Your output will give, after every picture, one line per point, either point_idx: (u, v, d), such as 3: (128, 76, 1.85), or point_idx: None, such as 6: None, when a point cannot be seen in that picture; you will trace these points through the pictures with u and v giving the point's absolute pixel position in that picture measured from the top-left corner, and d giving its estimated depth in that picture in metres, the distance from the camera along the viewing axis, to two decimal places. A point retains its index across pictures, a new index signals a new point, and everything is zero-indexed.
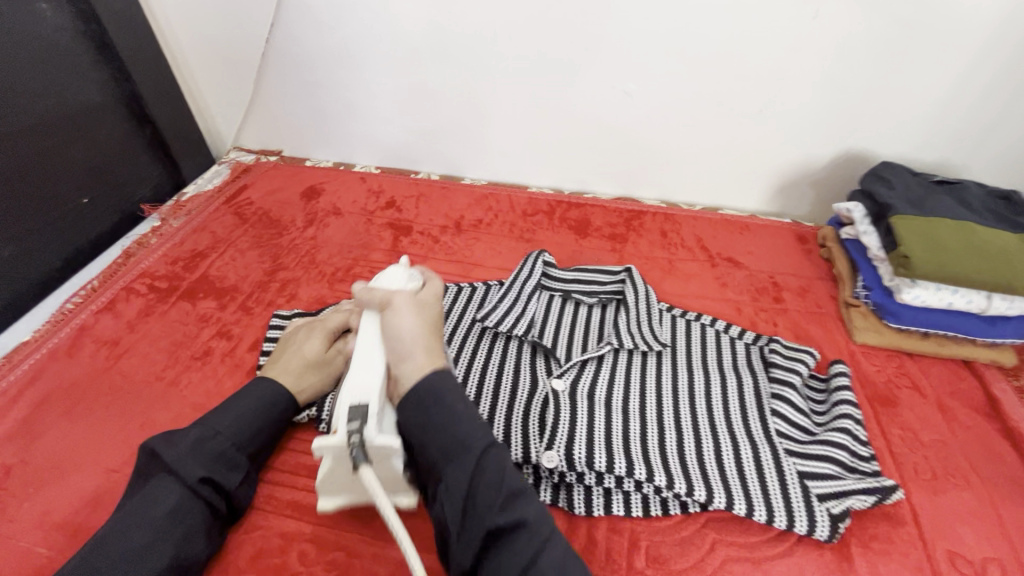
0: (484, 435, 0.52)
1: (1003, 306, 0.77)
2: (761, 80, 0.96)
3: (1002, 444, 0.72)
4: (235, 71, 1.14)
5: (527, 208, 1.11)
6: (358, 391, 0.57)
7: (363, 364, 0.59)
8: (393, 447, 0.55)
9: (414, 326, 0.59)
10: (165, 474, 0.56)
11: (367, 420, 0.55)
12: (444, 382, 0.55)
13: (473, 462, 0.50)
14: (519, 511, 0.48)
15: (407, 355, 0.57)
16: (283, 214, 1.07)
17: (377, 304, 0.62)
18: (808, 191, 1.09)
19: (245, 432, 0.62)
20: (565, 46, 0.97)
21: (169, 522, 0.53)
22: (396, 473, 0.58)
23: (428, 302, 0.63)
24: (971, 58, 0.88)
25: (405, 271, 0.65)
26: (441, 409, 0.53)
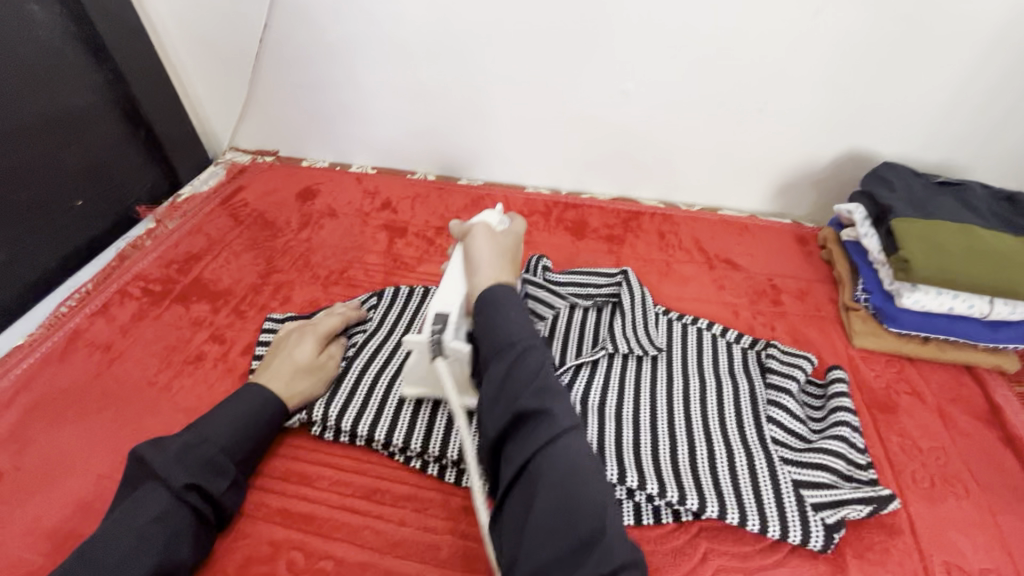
0: (553, 412, 0.48)
1: (1004, 311, 0.75)
2: (761, 78, 0.94)
3: (1003, 452, 0.71)
4: (230, 72, 1.14)
5: (524, 209, 1.10)
6: (443, 299, 0.64)
7: (448, 278, 0.66)
8: (464, 349, 0.61)
9: (488, 249, 0.65)
10: (150, 482, 0.56)
11: (447, 325, 0.62)
12: (507, 297, 0.58)
13: (539, 437, 0.47)
14: (586, 495, 0.44)
15: (478, 266, 0.63)
16: (278, 215, 1.06)
17: (463, 234, 0.70)
18: (809, 191, 1.08)
19: (233, 438, 0.62)
20: (561, 46, 0.96)
21: (156, 531, 0.53)
22: (467, 376, 0.64)
23: (509, 236, 0.70)
24: (977, 56, 0.86)
25: (498, 214, 0.74)
26: (510, 376, 0.51)
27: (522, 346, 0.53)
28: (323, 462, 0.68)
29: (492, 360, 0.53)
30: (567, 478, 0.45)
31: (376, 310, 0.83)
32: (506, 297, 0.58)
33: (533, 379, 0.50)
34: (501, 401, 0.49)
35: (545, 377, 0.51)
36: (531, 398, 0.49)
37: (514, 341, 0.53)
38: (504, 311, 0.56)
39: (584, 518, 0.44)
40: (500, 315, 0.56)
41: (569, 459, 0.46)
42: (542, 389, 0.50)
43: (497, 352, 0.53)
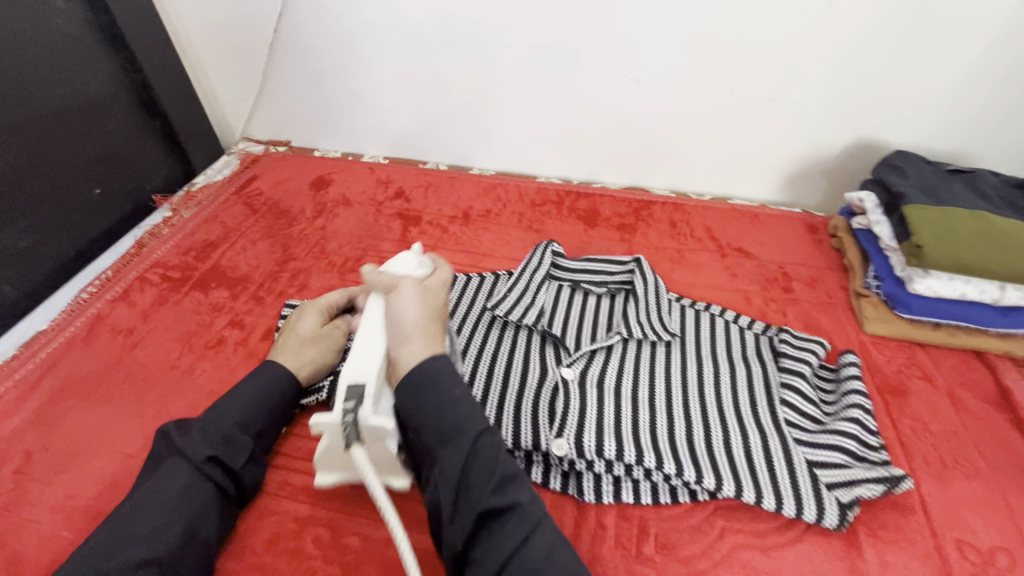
0: (470, 427, 0.50)
1: (1016, 297, 0.76)
2: (773, 67, 0.94)
3: (1013, 435, 0.72)
4: (243, 62, 1.14)
5: (536, 198, 1.11)
6: (357, 367, 0.57)
7: (366, 341, 0.59)
8: (386, 428, 0.55)
9: (416, 312, 0.56)
10: (176, 458, 0.57)
11: (362, 401, 0.56)
12: (444, 369, 0.53)
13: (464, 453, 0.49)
14: (510, 494, 0.47)
15: (403, 337, 0.55)
16: (292, 204, 1.07)
17: (386, 287, 0.60)
18: (819, 180, 1.08)
19: (248, 414, 0.63)
20: (574, 35, 0.96)
21: (187, 507, 0.54)
22: (389, 455, 0.58)
23: (436, 291, 0.61)
24: (990, 43, 0.86)
25: (416, 256, 0.63)
26: (467, 471, 0.48)
27: (473, 436, 0.50)
28: None
29: (440, 451, 0.50)
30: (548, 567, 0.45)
31: None
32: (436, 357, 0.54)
33: (489, 463, 0.49)
34: (461, 508, 0.47)
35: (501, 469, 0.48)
36: (498, 498, 0.47)
37: (465, 434, 0.50)
38: (442, 375, 0.53)
39: (515, 523, 0.46)
40: (441, 379, 0.52)
41: (489, 465, 0.48)
42: (502, 484, 0.48)
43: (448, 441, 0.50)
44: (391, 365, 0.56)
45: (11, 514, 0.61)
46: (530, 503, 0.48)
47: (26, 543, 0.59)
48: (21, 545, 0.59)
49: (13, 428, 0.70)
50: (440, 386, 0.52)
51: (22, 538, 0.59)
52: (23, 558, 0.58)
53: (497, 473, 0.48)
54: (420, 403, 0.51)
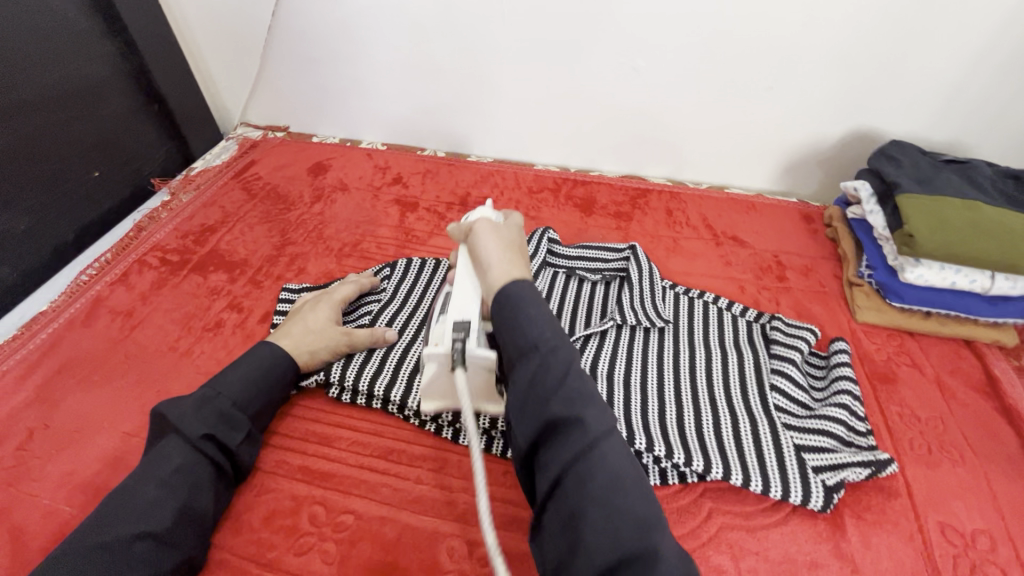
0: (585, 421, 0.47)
1: (1007, 286, 0.76)
2: (771, 57, 0.94)
3: (999, 421, 0.73)
4: (241, 46, 1.14)
5: (533, 185, 1.11)
6: (459, 309, 0.61)
7: (462, 282, 0.63)
8: (489, 357, 0.59)
9: (496, 246, 0.61)
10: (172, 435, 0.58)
11: (468, 333, 0.59)
12: (526, 293, 0.55)
13: (574, 447, 0.46)
14: (625, 501, 0.44)
15: (491, 263, 0.60)
16: (290, 189, 1.07)
17: (465, 235, 0.66)
18: (816, 170, 1.09)
19: (245, 394, 0.64)
20: (572, 23, 0.96)
21: (175, 480, 0.56)
22: (489, 381, 0.62)
23: (510, 230, 0.66)
24: (989, 34, 0.86)
25: (493, 211, 0.70)
26: (536, 379, 0.49)
27: (545, 350, 0.50)
28: (340, 424, 0.70)
29: (516, 364, 0.51)
30: (613, 507, 0.43)
31: (390, 280, 0.85)
32: (519, 286, 0.55)
33: (563, 374, 0.49)
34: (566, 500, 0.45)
35: (573, 382, 0.49)
36: (563, 413, 0.47)
37: (540, 348, 0.51)
38: (517, 293, 0.55)
39: (626, 533, 0.42)
40: (523, 302, 0.54)
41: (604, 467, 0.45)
42: (571, 405, 0.47)
43: (523, 352, 0.51)
44: (485, 275, 0.60)
45: (13, 490, 0.62)
46: (604, 436, 0.46)
47: (27, 517, 0.60)
48: (23, 519, 0.60)
49: (14, 407, 0.71)
50: (522, 308, 0.53)
51: (23, 513, 0.60)
52: (25, 532, 0.59)
53: (564, 386, 0.48)
54: (501, 321, 0.54)
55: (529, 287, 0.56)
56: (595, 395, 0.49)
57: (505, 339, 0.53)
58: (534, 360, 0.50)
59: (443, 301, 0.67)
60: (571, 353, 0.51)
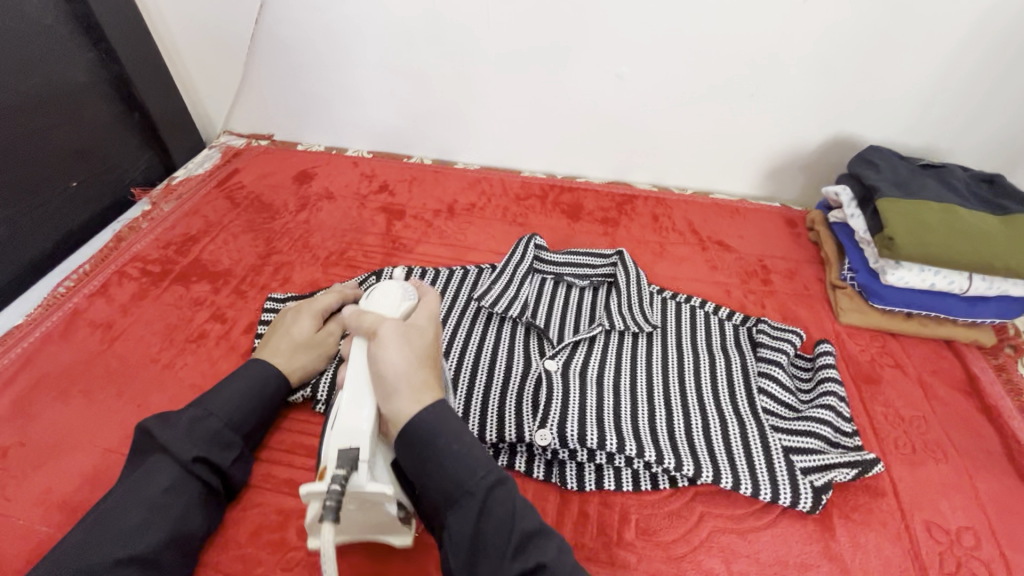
0: (515, 523, 0.48)
1: (983, 287, 0.78)
2: (752, 64, 0.96)
3: (980, 420, 0.75)
4: (223, 53, 1.13)
5: (520, 192, 1.11)
6: (348, 433, 0.52)
7: (352, 408, 0.53)
8: (385, 494, 0.52)
9: (402, 360, 0.53)
10: (161, 454, 0.57)
11: (357, 468, 0.51)
12: (440, 422, 0.51)
13: (500, 542, 0.47)
14: (535, 554, 0.47)
15: (394, 388, 0.52)
16: (275, 198, 1.06)
17: (367, 334, 0.56)
18: (798, 175, 1.11)
19: (237, 413, 0.63)
20: (557, 31, 0.97)
21: (165, 500, 0.54)
22: (390, 517, 0.56)
23: (420, 330, 0.58)
24: (960, 42, 0.89)
25: (400, 291, 0.61)
26: (478, 534, 0.48)
27: (482, 499, 0.48)
28: None
29: (449, 511, 0.49)
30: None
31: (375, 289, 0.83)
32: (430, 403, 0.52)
33: (506, 516, 0.48)
34: None
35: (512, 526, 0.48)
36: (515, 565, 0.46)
37: (473, 495, 0.48)
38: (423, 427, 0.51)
39: None
40: (439, 431, 0.50)
41: (531, 546, 0.47)
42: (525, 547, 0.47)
43: (461, 520, 0.48)
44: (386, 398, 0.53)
45: None
46: (557, 561, 0.47)
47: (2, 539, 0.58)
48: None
49: None
50: (446, 438, 0.50)
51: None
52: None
53: (509, 532, 0.47)
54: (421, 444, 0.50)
55: (437, 409, 0.52)
56: (535, 517, 0.49)
57: (424, 485, 0.50)
58: (470, 506, 0.48)
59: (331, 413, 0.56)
60: (507, 493, 0.50)
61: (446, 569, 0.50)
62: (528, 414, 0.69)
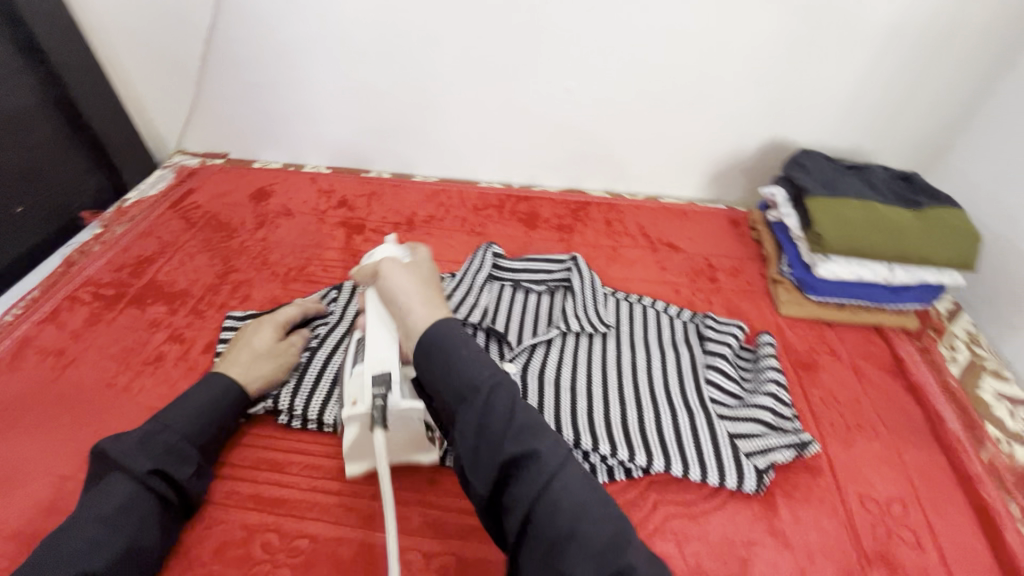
0: (517, 420, 0.47)
1: (904, 277, 0.85)
2: (689, 75, 1.02)
3: (907, 398, 0.81)
4: (174, 73, 1.12)
5: (478, 203, 1.14)
6: (377, 360, 0.61)
7: (375, 335, 0.63)
8: (416, 408, 0.60)
9: (407, 283, 0.62)
10: (115, 470, 0.57)
11: (390, 388, 0.60)
12: (452, 336, 0.53)
13: (505, 434, 0.46)
14: (530, 442, 0.46)
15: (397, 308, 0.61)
16: (232, 216, 1.06)
17: (372, 276, 0.66)
18: (739, 178, 1.17)
19: (195, 428, 0.63)
20: (506, 47, 1.01)
21: (119, 516, 0.54)
22: (417, 433, 0.63)
23: (419, 265, 0.66)
24: (873, 53, 0.97)
25: (397, 247, 0.70)
26: (482, 424, 0.47)
27: (556, 470, 0.45)
28: (292, 449, 0.70)
29: (457, 410, 0.49)
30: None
31: (337, 303, 0.85)
32: (476, 349, 0.52)
33: (591, 504, 0.44)
34: (482, 463, 0.46)
35: (589, 515, 0.43)
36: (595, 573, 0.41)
37: (548, 462, 0.45)
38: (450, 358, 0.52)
39: (562, 510, 0.43)
40: (500, 389, 0.49)
41: (536, 437, 0.47)
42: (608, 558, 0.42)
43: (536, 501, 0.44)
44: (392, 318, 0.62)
45: None
46: (554, 452, 0.46)
47: None
48: None
49: None
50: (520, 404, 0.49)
51: None
52: None
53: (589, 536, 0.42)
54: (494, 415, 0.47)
55: (495, 373, 0.51)
56: (543, 423, 0.48)
57: (483, 463, 0.46)
58: (540, 478, 0.45)
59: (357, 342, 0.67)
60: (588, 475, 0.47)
61: (483, 508, 0.48)
62: None
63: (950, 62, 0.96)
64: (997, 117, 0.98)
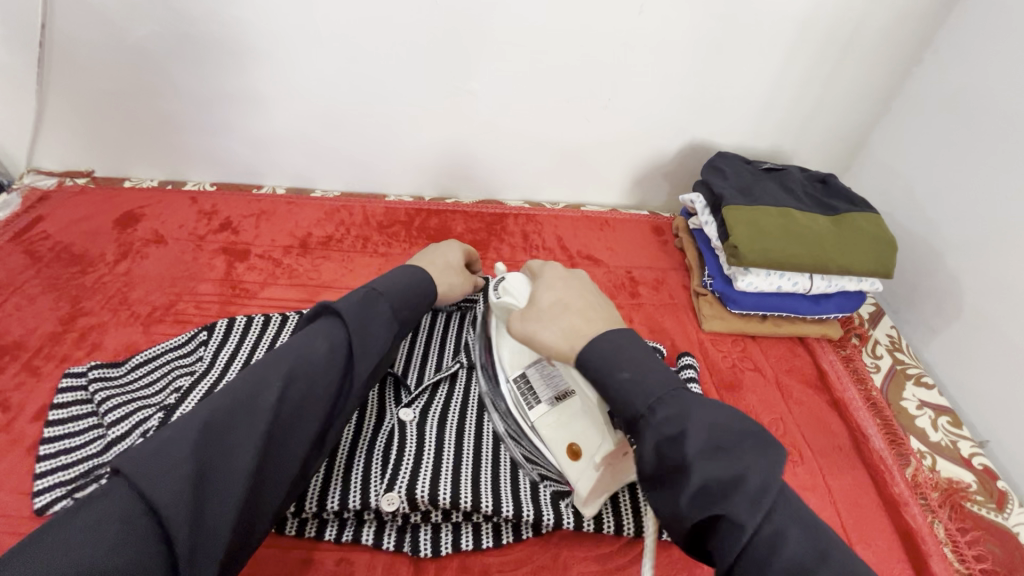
0: (693, 465, 0.40)
1: (824, 285, 0.82)
2: (600, 76, 0.95)
3: (831, 415, 0.77)
4: (10, 81, 0.96)
5: (384, 219, 1.04)
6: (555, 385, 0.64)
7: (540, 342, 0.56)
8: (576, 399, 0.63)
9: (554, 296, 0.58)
10: (334, 317, 0.53)
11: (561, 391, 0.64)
12: (619, 349, 0.49)
13: (728, 482, 0.40)
14: (724, 503, 0.39)
15: (578, 314, 0.55)
16: (89, 247, 0.91)
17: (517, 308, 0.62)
18: (662, 182, 1.12)
19: (407, 301, 0.60)
20: (397, 47, 0.91)
21: (326, 366, 0.49)
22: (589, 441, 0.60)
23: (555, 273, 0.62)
24: (786, 51, 0.92)
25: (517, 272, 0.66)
26: (662, 461, 0.42)
27: (755, 532, 0.38)
28: None
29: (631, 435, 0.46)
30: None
31: (207, 348, 0.72)
32: (642, 367, 0.47)
33: (812, 552, 0.38)
34: (674, 523, 0.41)
35: (814, 574, 0.37)
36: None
37: (744, 527, 0.38)
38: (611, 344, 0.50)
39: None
40: (658, 412, 0.44)
41: (724, 490, 0.39)
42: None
43: (753, 551, 0.38)
44: (576, 327, 0.53)
45: None
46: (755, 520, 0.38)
47: None
48: None
49: None
50: (691, 443, 0.41)
51: None
52: None
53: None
54: (699, 457, 0.41)
55: (668, 386, 0.45)
56: (750, 463, 0.40)
57: (684, 508, 0.40)
58: (742, 540, 0.38)
59: (522, 387, 0.65)
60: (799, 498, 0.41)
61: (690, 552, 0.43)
62: (375, 473, 0.61)
63: (861, 60, 0.94)
64: (909, 114, 0.96)
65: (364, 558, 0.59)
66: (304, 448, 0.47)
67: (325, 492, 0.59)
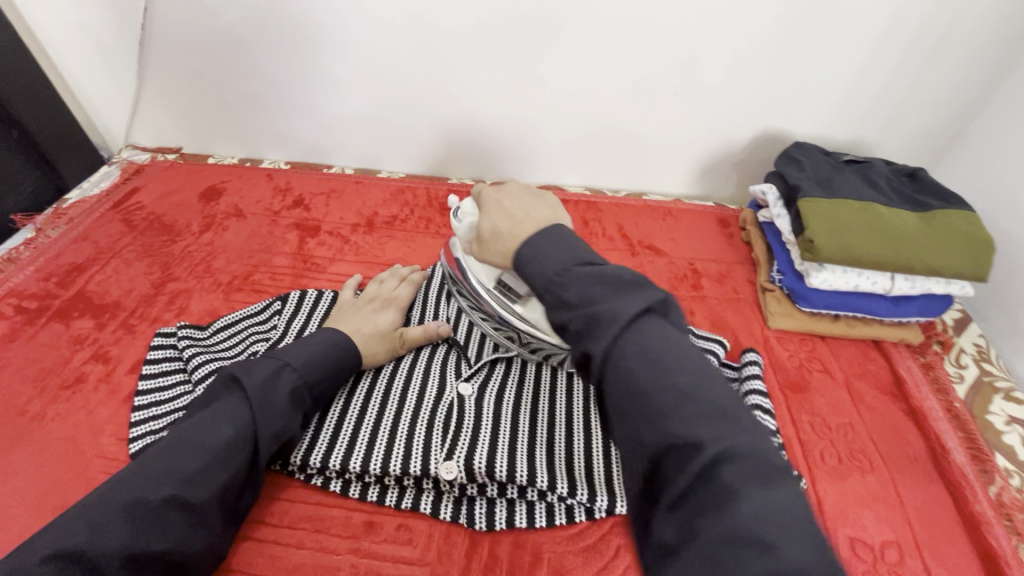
0: (591, 341, 0.42)
1: (906, 286, 0.77)
2: (674, 61, 0.92)
3: (906, 423, 0.73)
4: (115, 63, 1.04)
5: (446, 201, 1.06)
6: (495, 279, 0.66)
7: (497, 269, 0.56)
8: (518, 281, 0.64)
9: (499, 215, 0.55)
10: (236, 401, 0.56)
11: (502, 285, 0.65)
12: (540, 251, 0.48)
13: (608, 326, 0.42)
14: (585, 343, 0.43)
15: (511, 233, 0.53)
16: (177, 218, 0.98)
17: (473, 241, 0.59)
18: (730, 173, 1.08)
19: (312, 376, 0.62)
20: (468, 29, 0.91)
21: (223, 456, 0.53)
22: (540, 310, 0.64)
23: (506, 197, 0.57)
24: (880, 34, 0.86)
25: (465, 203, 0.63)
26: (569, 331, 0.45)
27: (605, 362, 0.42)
28: None
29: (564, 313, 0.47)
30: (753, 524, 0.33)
31: (281, 317, 0.77)
32: (541, 261, 0.47)
33: (643, 362, 0.41)
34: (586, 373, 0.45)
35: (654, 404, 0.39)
36: (647, 432, 0.39)
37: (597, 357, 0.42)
38: (534, 251, 0.48)
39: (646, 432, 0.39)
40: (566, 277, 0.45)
41: (623, 350, 0.41)
42: (657, 419, 0.38)
43: (605, 368, 0.42)
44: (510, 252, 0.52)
45: None
46: (604, 351, 0.42)
47: None
48: None
49: None
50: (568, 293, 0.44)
51: None
52: None
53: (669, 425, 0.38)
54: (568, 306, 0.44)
55: (559, 264, 0.46)
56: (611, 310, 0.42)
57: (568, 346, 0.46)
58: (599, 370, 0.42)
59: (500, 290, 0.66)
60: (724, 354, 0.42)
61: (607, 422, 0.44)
62: (436, 443, 0.63)
63: (964, 45, 0.86)
64: (1015, 107, 0.88)
65: (422, 526, 0.61)
66: (209, 522, 0.52)
67: (387, 457, 0.62)
